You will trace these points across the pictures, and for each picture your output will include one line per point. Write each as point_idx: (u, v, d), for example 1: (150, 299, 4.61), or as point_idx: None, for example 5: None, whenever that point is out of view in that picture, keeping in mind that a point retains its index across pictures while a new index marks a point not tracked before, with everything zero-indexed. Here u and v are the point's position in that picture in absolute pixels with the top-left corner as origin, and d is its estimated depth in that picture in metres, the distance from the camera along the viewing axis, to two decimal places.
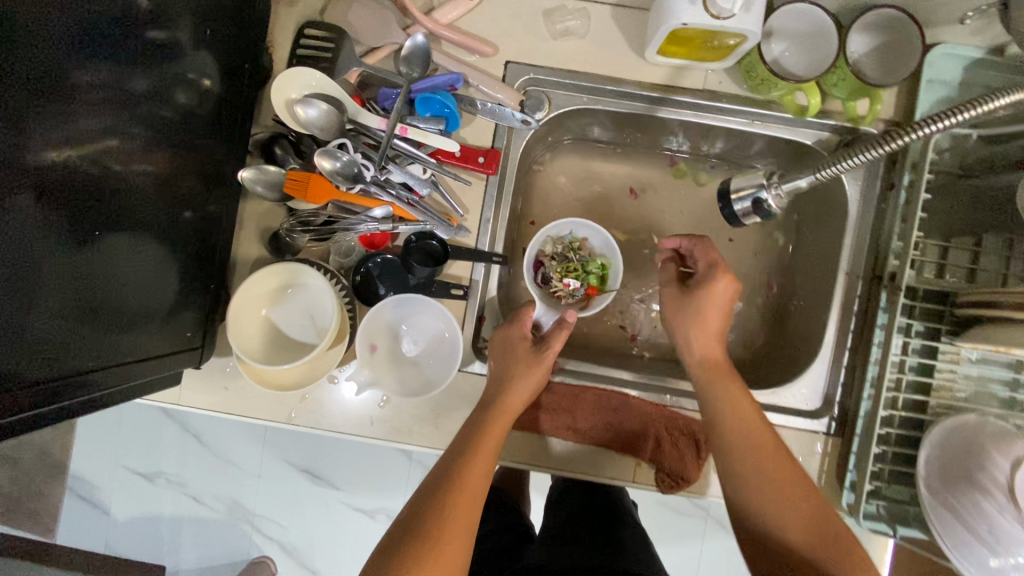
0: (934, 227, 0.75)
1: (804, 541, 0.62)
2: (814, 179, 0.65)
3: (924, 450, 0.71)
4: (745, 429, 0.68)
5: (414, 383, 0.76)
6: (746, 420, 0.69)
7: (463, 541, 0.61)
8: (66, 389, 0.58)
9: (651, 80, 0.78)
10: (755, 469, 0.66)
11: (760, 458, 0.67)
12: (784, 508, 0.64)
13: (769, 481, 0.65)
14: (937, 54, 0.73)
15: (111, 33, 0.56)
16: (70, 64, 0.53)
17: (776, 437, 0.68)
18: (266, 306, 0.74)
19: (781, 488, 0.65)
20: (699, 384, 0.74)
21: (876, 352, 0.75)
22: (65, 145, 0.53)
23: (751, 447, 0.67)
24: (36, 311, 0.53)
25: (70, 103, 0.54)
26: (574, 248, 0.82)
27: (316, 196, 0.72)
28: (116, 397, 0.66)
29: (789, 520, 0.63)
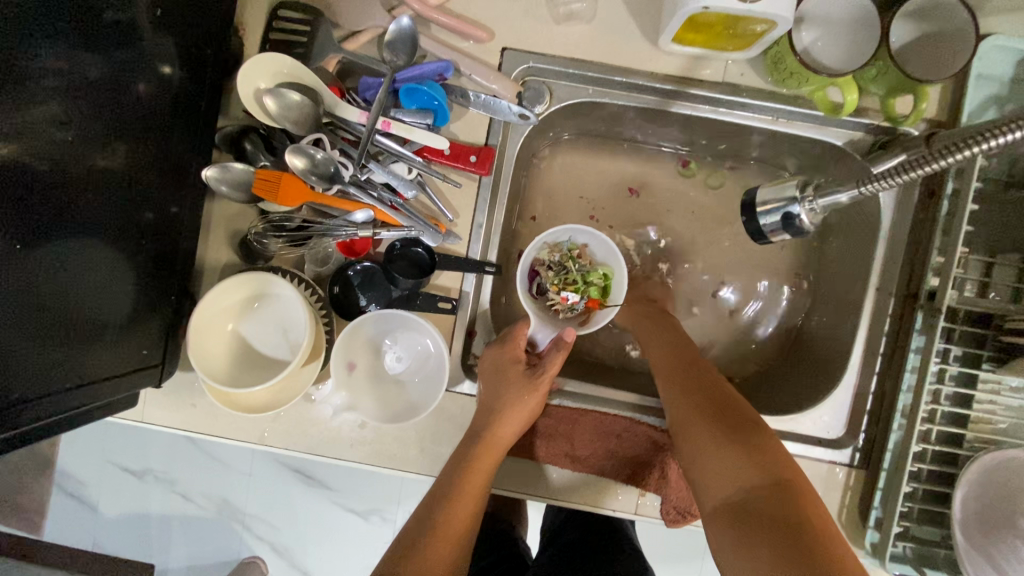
0: (979, 240, 0.67)
1: (724, 481, 0.55)
2: (857, 194, 0.57)
3: (962, 488, 0.63)
4: (676, 375, 0.67)
5: (397, 405, 0.69)
6: (682, 368, 0.67)
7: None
8: (2, 420, 0.52)
9: (665, 72, 0.70)
10: (681, 412, 0.63)
11: (684, 400, 0.63)
12: (705, 447, 0.58)
13: (692, 421, 0.61)
14: (988, 45, 0.64)
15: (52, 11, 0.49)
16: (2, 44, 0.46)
17: (718, 384, 0.64)
18: (233, 319, 0.67)
19: (702, 427, 0.60)
20: (651, 348, 0.73)
21: (908, 379, 0.67)
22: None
23: (678, 390, 0.65)
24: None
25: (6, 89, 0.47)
26: (573, 257, 0.74)
27: (288, 199, 0.64)
28: (64, 424, 0.59)
29: (707, 458, 0.57)
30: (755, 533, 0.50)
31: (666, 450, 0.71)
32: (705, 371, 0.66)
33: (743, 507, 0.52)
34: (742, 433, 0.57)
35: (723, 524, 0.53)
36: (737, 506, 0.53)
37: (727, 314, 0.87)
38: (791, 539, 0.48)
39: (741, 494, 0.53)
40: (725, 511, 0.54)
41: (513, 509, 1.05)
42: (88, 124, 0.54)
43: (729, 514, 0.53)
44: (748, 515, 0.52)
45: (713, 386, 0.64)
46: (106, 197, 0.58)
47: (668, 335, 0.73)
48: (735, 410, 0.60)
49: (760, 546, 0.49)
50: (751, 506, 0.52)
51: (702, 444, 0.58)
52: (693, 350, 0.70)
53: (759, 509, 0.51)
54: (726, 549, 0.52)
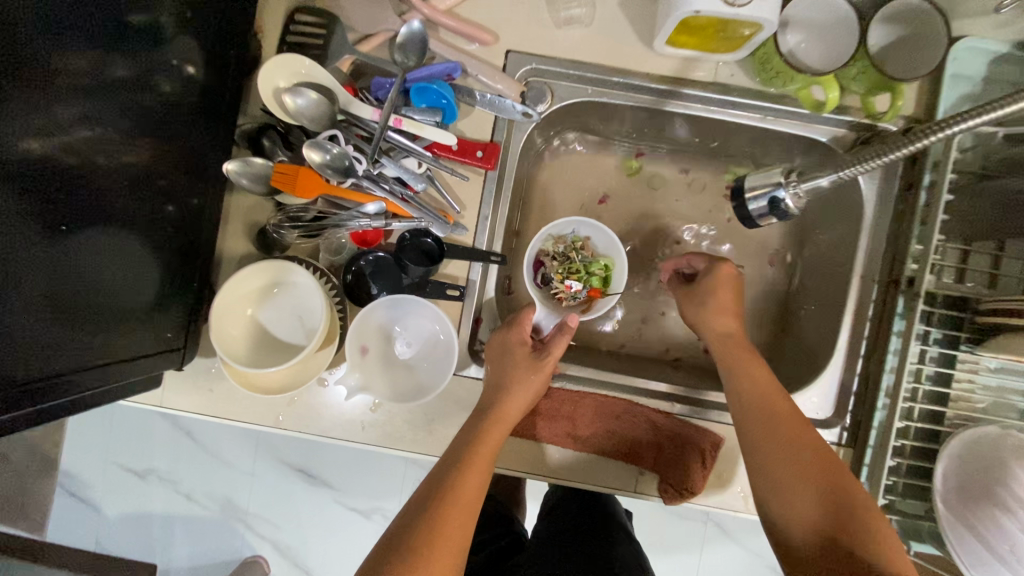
0: (953, 229, 0.72)
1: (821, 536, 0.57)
2: (837, 179, 0.61)
3: (943, 462, 0.67)
4: (766, 417, 0.65)
5: (408, 387, 0.72)
6: (768, 404, 0.65)
7: (456, 560, 0.57)
8: (37, 393, 0.55)
9: (660, 73, 0.75)
10: (773, 459, 0.62)
11: (767, 443, 0.63)
12: (805, 501, 0.59)
13: (787, 471, 0.61)
14: (960, 48, 0.69)
15: (91, 15, 0.52)
16: (44, 47, 0.49)
17: (809, 431, 0.64)
18: (252, 305, 0.71)
19: (791, 477, 0.60)
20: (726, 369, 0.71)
21: (891, 361, 0.71)
22: (31, 134, 0.49)
23: (771, 433, 0.63)
24: (7, 311, 0.50)
25: (46, 89, 0.50)
26: (577, 248, 0.79)
27: (306, 189, 0.68)
28: (89, 401, 0.62)
29: (797, 515, 0.59)
30: None
31: (664, 430, 0.74)
32: (793, 411, 0.65)
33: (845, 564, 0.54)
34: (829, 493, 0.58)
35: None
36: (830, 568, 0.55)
37: None
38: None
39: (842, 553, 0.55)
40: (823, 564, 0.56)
41: (513, 498, 1.08)
42: (122, 117, 0.58)
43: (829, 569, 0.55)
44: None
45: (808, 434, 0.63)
46: (134, 186, 0.61)
47: (742, 358, 0.71)
48: (821, 462, 0.61)
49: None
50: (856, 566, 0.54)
51: (789, 498, 0.60)
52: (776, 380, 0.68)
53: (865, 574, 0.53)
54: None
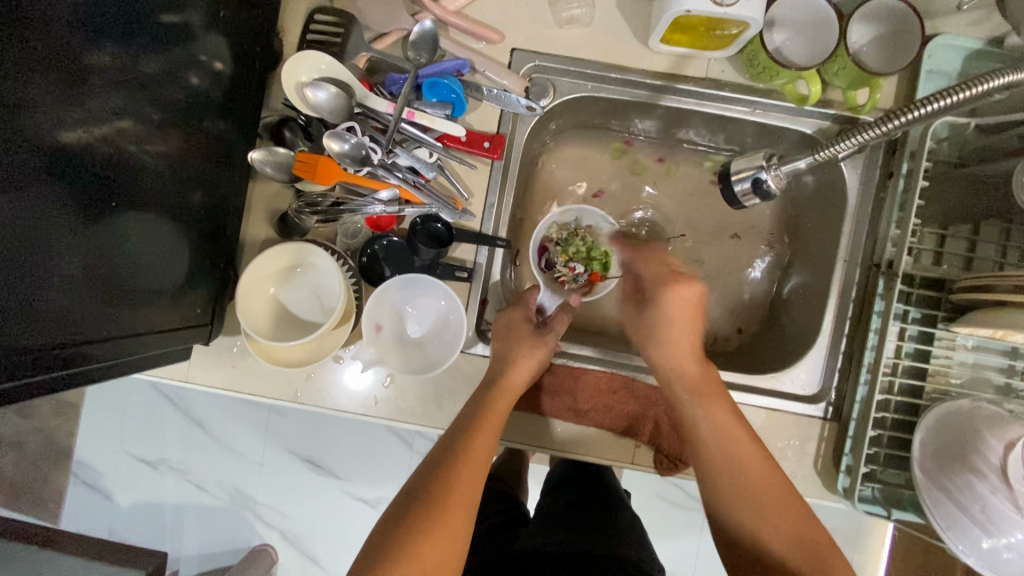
0: (931, 215, 0.76)
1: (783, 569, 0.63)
2: (813, 160, 0.67)
3: (921, 432, 0.72)
4: (731, 467, 0.67)
5: (418, 363, 0.78)
6: (730, 449, 0.67)
7: (467, 514, 0.62)
8: (78, 357, 0.59)
9: (655, 69, 0.80)
10: (741, 504, 0.66)
11: (729, 460, 0.67)
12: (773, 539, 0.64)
13: (752, 513, 0.65)
14: (936, 44, 0.74)
15: (128, 17, 0.57)
16: (86, 45, 0.53)
17: (772, 472, 0.67)
18: (274, 284, 0.76)
19: (753, 495, 0.66)
20: (683, 410, 0.72)
21: (873, 339, 0.76)
22: (80, 119, 0.55)
23: (735, 481, 0.67)
24: (58, 277, 0.55)
25: (87, 83, 0.54)
26: (579, 235, 0.84)
27: (326, 177, 0.74)
28: (123, 371, 0.66)
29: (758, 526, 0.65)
30: None
31: (660, 404, 0.79)
32: (755, 450, 0.68)
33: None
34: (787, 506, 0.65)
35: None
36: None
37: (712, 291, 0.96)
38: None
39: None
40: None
41: (515, 479, 1.12)
42: (152, 109, 0.63)
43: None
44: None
45: (772, 478, 0.66)
46: (164, 171, 0.66)
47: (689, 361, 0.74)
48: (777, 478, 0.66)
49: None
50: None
51: (752, 510, 0.65)
52: (740, 419, 0.70)
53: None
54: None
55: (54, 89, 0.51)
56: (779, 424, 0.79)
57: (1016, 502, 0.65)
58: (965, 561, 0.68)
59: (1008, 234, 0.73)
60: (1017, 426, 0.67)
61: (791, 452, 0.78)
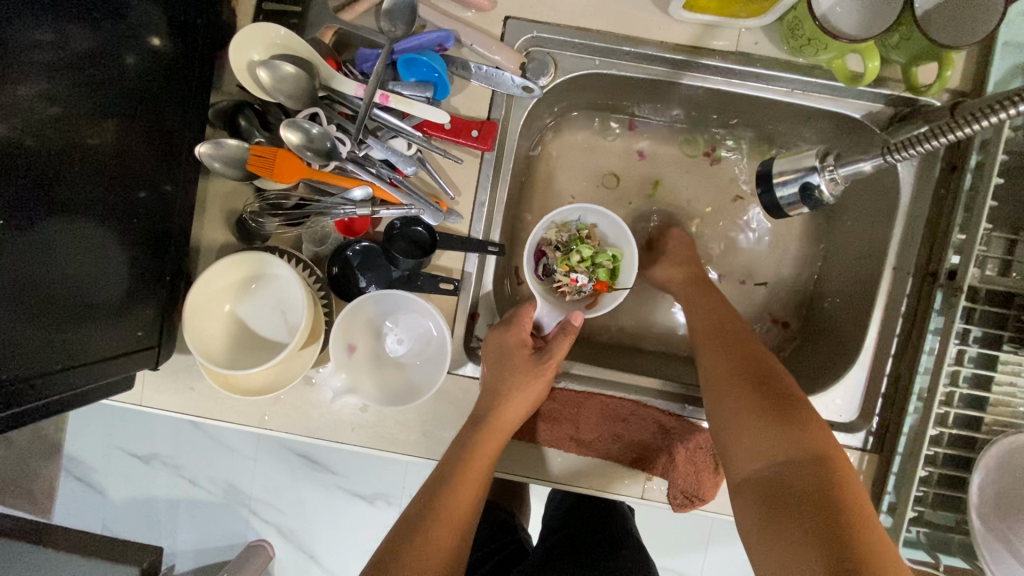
0: (1001, 217, 0.65)
1: (762, 457, 0.55)
2: (880, 163, 0.54)
3: (979, 474, 0.61)
4: (725, 362, 0.63)
5: (398, 387, 0.68)
6: (732, 345, 0.64)
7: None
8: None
9: (675, 41, 0.67)
10: (721, 389, 0.61)
11: (722, 358, 0.63)
12: (758, 428, 0.56)
13: (740, 406, 0.58)
14: (1015, 10, 0.61)
15: None
16: None
17: (777, 374, 0.60)
18: (230, 300, 0.66)
19: (737, 394, 0.59)
20: (693, 320, 0.71)
21: (925, 361, 0.65)
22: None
23: (730, 374, 0.61)
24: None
25: None
26: (582, 237, 0.73)
27: (285, 174, 0.62)
28: (49, 409, 0.57)
29: (736, 428, 0.58)
30: (780, 502, 0.51)
31: (674, 434, 0.69)
32: (758, 350, 0.64)
33: (776, 483, 0.53)
34: (777, 408, 0.57)
35: (754, 499, 0.53)
36: (767, 482, 0.53)
37: (733, 296, 0.85)
38: (831, 526, 0.48)
39: (783, 479, 0.52)
40: (758, 488, 0.54)
41: (514, 496, 1.03)
42: (70, 97, 0.52)
43: (763, 492, 0.53)
44: (786, 497, 0.51)
45: (776, 377, 0.60)
46: (91, 174, 0.55)
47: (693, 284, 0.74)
48: (776, 383, 0.59)
49: (789, 521, 0.50)
50: (792, 488, 0.52)
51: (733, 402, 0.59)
52: (739, 322, 0.68)
53: (805, 494, 0.51)
54: (751, 524, 0.53)
55: None
56: None
57: None
58: None
59: None
60: None
61: None
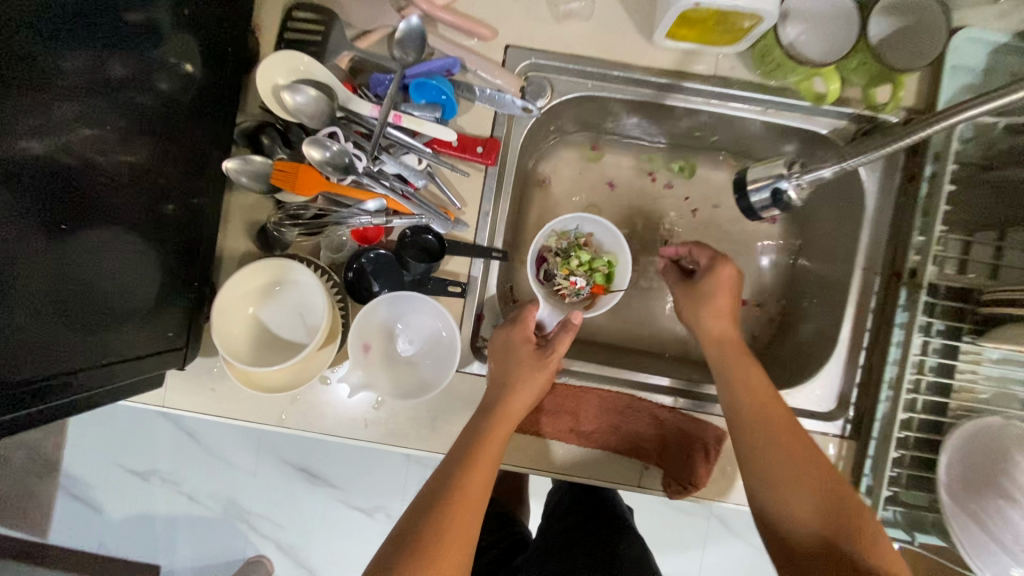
0: (956, 221, 0.72)
1: (823, 542, 0.59)
2: (840, 169, 0.60)
3: (947, 452, 0.67)
4: (762, 429, 0.65)
5: (410, 384, 0.73)
6: (772, 418, 0.65)
7: (463, 559, 0.56)
8: (25, 398, 0.53)
9: (660, 66, 0.74)
10: (773, 470, 0.63)
11: (764, 433, 0.65)
12: (802, 502, 0.61)
13: (794, 489, 0.62)
14: (962, 38, 0.68)
15: (88, 20, 0.52)
16: (44, 52, 0.49)
17: (806, 440, 0.64)
18: (254, 303, 0.70)
19: (790, 477, 0.62)
20: (722, 380, 0.70)
21: (894, 353, 0.71)
22: (24, 137, 0.48)
23: (767, 441, 0.64)
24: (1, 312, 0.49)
25: (39, 94, 0.49)
26: (580, 244, 0.79)
27: (306, 187, 0.68)
28: (76, 406, 0.60)
29: (793, 510, 0.61)
30: None
31: (666, 425, 0.74)
32: (785, 410, 0.67)
33: (840, 567, 0.57)
34: (829, 493, 0.61)
35: None
36: (831, 566, 0.58)
37: None
38: None
39: (841, 561, 0.57)
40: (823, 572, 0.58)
41: (514, 495, 1.08)
42: (114, 117, 0.57)
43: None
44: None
45: (806, 442, 0.64)
46: (129, 188, 0.60)
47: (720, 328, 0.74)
48: (820, 464, 0.63)
49: None
50: (837, 557, 0.58)
51: (786, 484, 0.62)
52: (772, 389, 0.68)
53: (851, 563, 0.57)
54: None
55: (15, 99, 0.47)
56: None
57: None
58: None
59: None
60: None
61: None
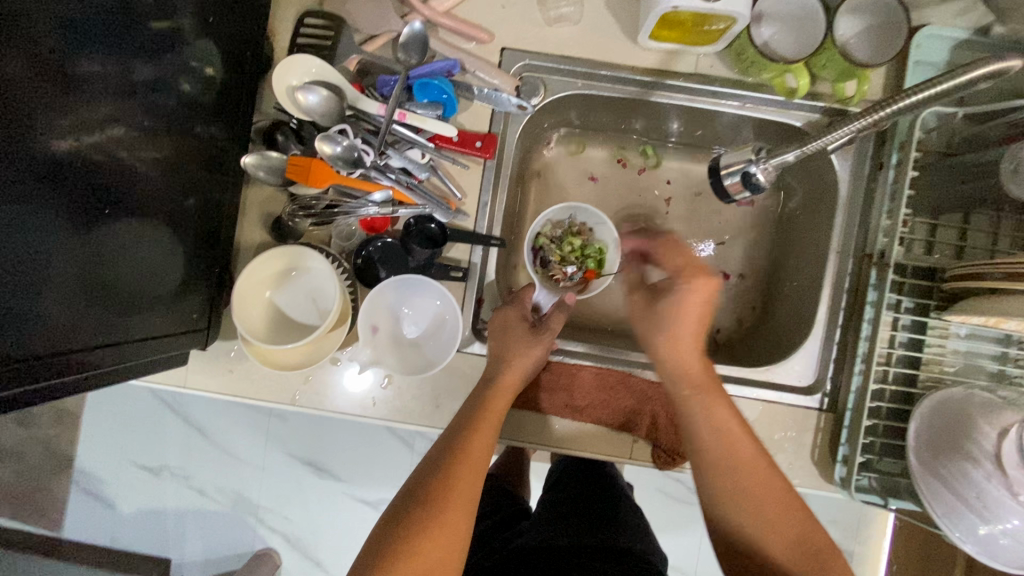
0: (923, 206, 0.77)
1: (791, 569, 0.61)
2: (802, 153, 0.64)
3: (916, 421, 0.72)
4: (730, 467, 0.64)
5: (415, 364, 0.78)
6: (738, 450, 0.65)
7: (461, 531, 0.60)
8: (52, 369, 0.56)
9: (644, 65, 0.80)
10: (737, 500, 0.64)
11: (733, 468, 0.64)
12: (775, 542, 0.62)
13: (761, 521, 0.63)
14: (922, 35, 0.75)
15: (123, 24, 0.57)
16: (84, 53, 0.54)
17: (773, 475, 0.64)
18: (270, 288, 0.76)
19: (757, 506, 0.63)
20: (690, 415, 0.67)
21: (867, 329, 0.76)
22: (59, 134, 0.53)
23: (739, 487, 0.64)
24: (39, 292, 0.53)
25: (80, 91, 0.55)
26: (573, 233, 0.85)
27: (319, 180, 0.73)
28: (100, 381, 0.64)
29: (765, 533, 0.62)
30: None
31: (654, 398, 0.79)
32: (752, 445, 0.65)
33: None
34: (795, 521, 0.62)
35: None
36: None
37: None
38: None
39: None
40: None
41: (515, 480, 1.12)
42: (146, 114, 0.62)
43: None
44: None
45: (774, 480, 0.64)
46: (157, 178, 0.65)
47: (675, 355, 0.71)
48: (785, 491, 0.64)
49: None
50: None
51: (753, 517, 0.63)
52: (734, 412, 0.67)
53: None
54: None
55: (60, 96, 0.53)
56: (777, 415, 0.79)
57: (1013, 488, 0.66)
58: (963, 548, 0.68)
59: (999, 222, 0.73)
60: (1011, 412, 0.68)
61: (788, 444, 0.79)
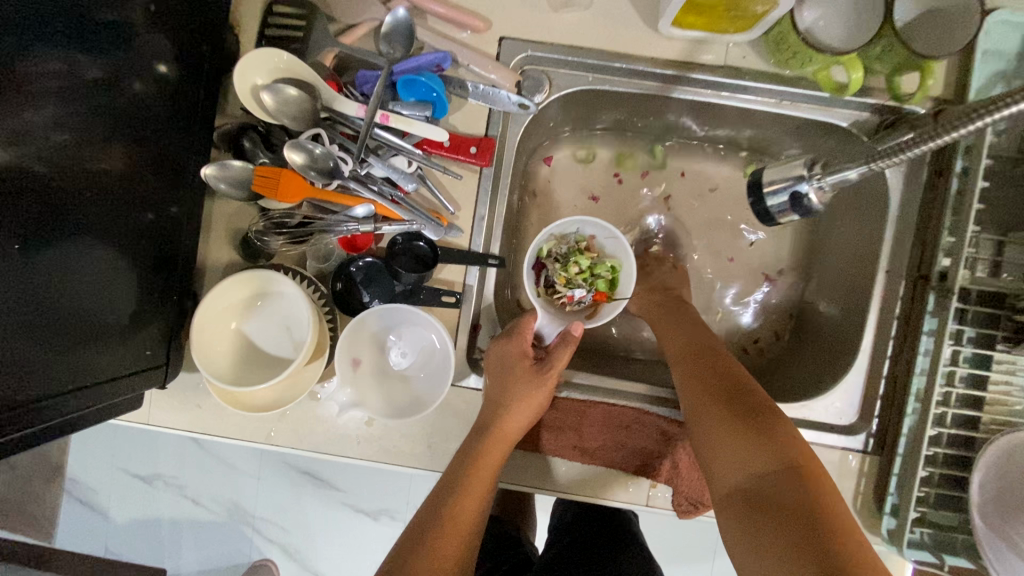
0: (990, 219, 0.66)
1: (741, 474, 0.54)
2: (866, 171, 0.55)
3: (979, 473, 0.61)
4: (688, 379, 0.65)
5: (402, 401, 0.69)
6: (698, 362, 0.65)
7: None
8: None
9: (666, 57, 0.69)
10: (692, 409, 0.62)
11: (692, 381, 0.64)
12: (721, 444, 0.57)
13: (715, 426, 0.58)
14: (991, 21, 0.63)
15: (60, 16, 0.49)
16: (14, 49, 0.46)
17: (735, 380, 0.62)
18: (236, 319, 0.67)
19: (710, 411, 0.60)
20: (667, 343, 0.72)
21: (922, 363, 0.66)
22: None
23: (693, 394, 0.63)
24: None
25: (12, 95, 0.47)
26: (581, 249, 0.74)
27: (289, 194, 0.64)
28: (37, 436, 0.55)
29: (710, 445, 0.58)
30: (759, 514, 0.50)
31: (675, 441, 0.70)
32: (718, 360, 0.65)
33: (752, 494, 0.52)
34: (750, 422, 0.56)
35: (737, 518, 0.52)
36: (748, 498, 0.52)
37: (725, 302, 0.87)
38: (813, 537, 0.47)
39: (759, 490, 0.52)
40: (739, 501, 0.53)
41: (518, 511, 1.04)
42: (89, 120, 0.53)
43: (747, 506, 0.52)
44: (769, 504, 0.51)
45: (728, 385, 0.61)
46: (105, 196, 0.56)
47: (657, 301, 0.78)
48: (750, 399, 0.59)
49: (773, 526, 0.49)
50: (768, 501, 0.51)
51: (706, 424, 0.59)
52: (701, 336, 0.70)
53: (766, 490, 0.52)
54: (741, 544, 0.51)
55: None
56: None
57: None
58: None
59: None
60: None
61: None
